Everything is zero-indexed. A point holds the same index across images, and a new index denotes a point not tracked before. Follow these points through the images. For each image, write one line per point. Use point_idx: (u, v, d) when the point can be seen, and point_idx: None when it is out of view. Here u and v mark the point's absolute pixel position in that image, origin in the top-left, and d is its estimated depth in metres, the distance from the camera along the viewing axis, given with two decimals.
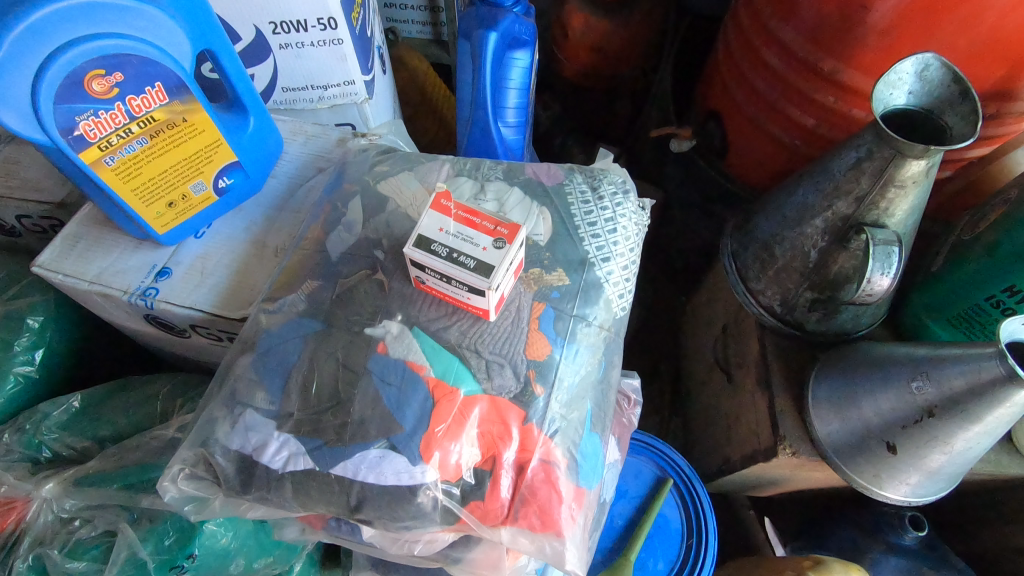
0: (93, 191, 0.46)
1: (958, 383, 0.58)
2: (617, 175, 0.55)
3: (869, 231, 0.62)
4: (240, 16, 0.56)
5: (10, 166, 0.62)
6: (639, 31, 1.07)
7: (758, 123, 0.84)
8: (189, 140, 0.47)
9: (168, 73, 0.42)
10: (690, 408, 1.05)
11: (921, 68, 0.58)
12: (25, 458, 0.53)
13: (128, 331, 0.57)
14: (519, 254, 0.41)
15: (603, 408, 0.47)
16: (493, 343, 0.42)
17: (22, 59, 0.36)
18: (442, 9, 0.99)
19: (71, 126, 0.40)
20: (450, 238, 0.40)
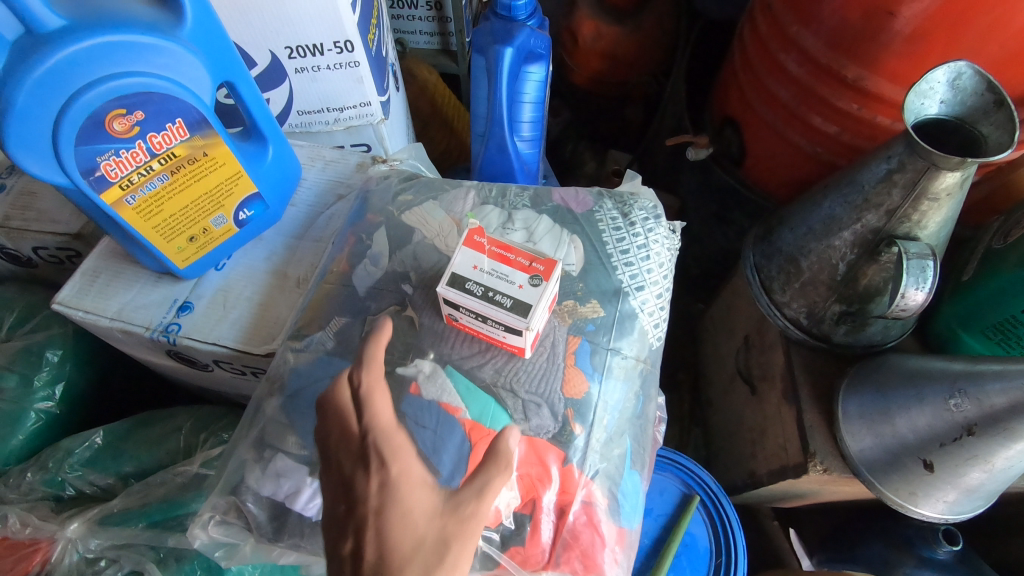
0: (113, 229, 0.45)
1: (999, 401, 0.56)
2: (647, 199, 0.57)
3: (901, 244, 0.60)
4: (255, 41, 0.55)
5: (26, 198, 0.62)
6: (651, 37, 1.05)
7: (777, 130, 0.82)
8: (211, 174, 0.46)
9: (189, 108, 0.41)
10: (711, 419, 1.04)
11: (953, 77, 0.56)
12: (49, 497, 0.53)
13: (148, 364, 0.57)
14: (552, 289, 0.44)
15: (642, 444, 0.49)
16: (527, 382, 0.45)
17: (44, 103, 0.35)
18: (451, 19, 0.98)
19: (92, 167, 0.39)
20: (487, 275, 0.42)
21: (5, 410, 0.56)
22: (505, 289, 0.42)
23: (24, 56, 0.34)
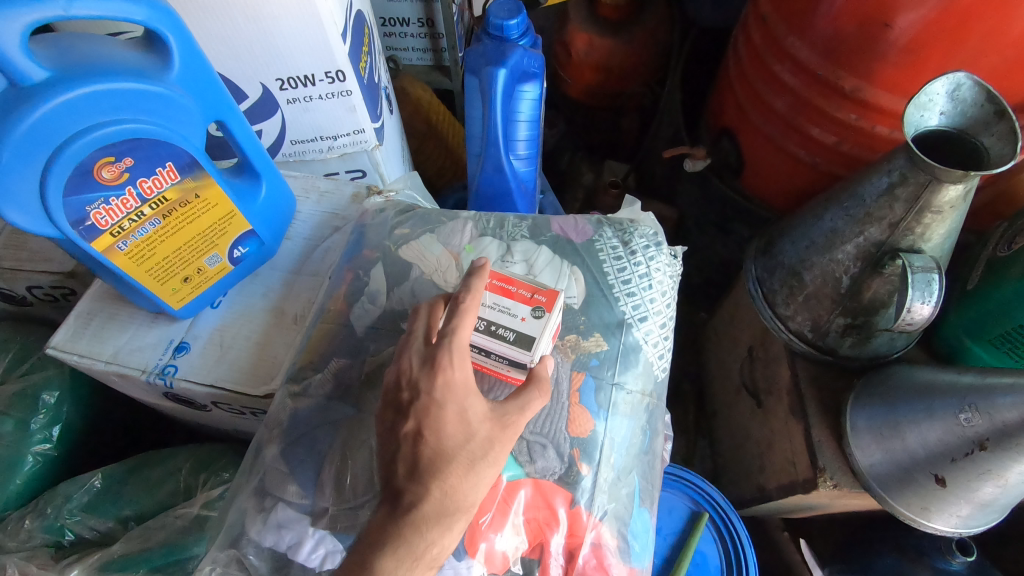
0: (106, 275, 0.45)
1: (1010, 415, 0.55)
2: (648, 226, 0.57)
3: (905, 257, 0.59)
4: (246, 75, 0.54)
5: (19, 237, 0.61)
6: (644, 48, 1.05)
7: (775, 141, 0.81)
8: (203, 215, 0.45)
9: (178, 151, 0.41)
10: (717, 431, 1.03)
11: (953, 88, 0.55)
12: (48, 543, 0.52)
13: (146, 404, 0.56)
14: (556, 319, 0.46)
15: (650, 480, 0.50)
16: (532, 422, 0.45)
17: (29, 156, 0.35)
18: (443, 36, 0.98)
19: (82, 217, 0.39)
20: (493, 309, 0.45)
21: (2, 455, 0.55)
22: (508, 322, 0.44)
23: (10, 109, 0.33)
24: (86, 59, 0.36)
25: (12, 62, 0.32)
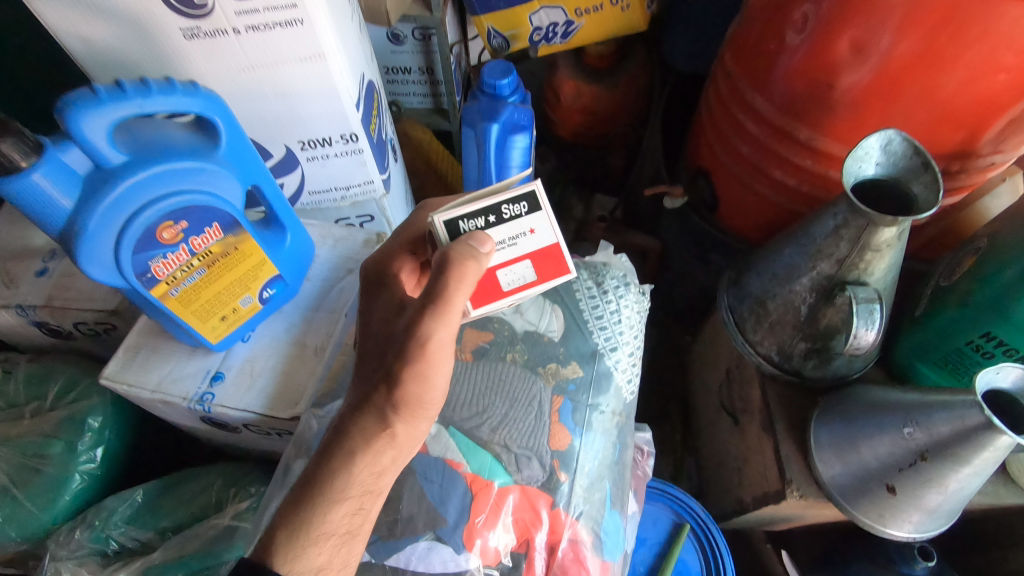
0: (158, 315, 0.53)
1: (944, 429, 0.62)
2: (618, 269, 0.68)
3: (850, 289, 0.67)
4: (271, 139, 0.62)
5: (67, 279, 0.68)
6: (627, 93, 1.14)
7: (744, 181, 0.89)
8: (240, 264, 0.53)
9: (224, 213, 0.49)
10: (702, 448, 1.09)
11: (885, 143, 0.64)
12: (94, 552, 0.58)
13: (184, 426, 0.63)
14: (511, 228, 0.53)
15: (622, 487, 0.58)
16: (519, 438, 0.54)
17: (108, 224, 0.43)
18: (441, 85, 1.07)
19: (145, 269, 0.47)
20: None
21: (52, 475, 0.62)
22: None
23: (97, 187, 0.42)
24: (153, 144, 0.45)
25: (100, 149, 0.41)
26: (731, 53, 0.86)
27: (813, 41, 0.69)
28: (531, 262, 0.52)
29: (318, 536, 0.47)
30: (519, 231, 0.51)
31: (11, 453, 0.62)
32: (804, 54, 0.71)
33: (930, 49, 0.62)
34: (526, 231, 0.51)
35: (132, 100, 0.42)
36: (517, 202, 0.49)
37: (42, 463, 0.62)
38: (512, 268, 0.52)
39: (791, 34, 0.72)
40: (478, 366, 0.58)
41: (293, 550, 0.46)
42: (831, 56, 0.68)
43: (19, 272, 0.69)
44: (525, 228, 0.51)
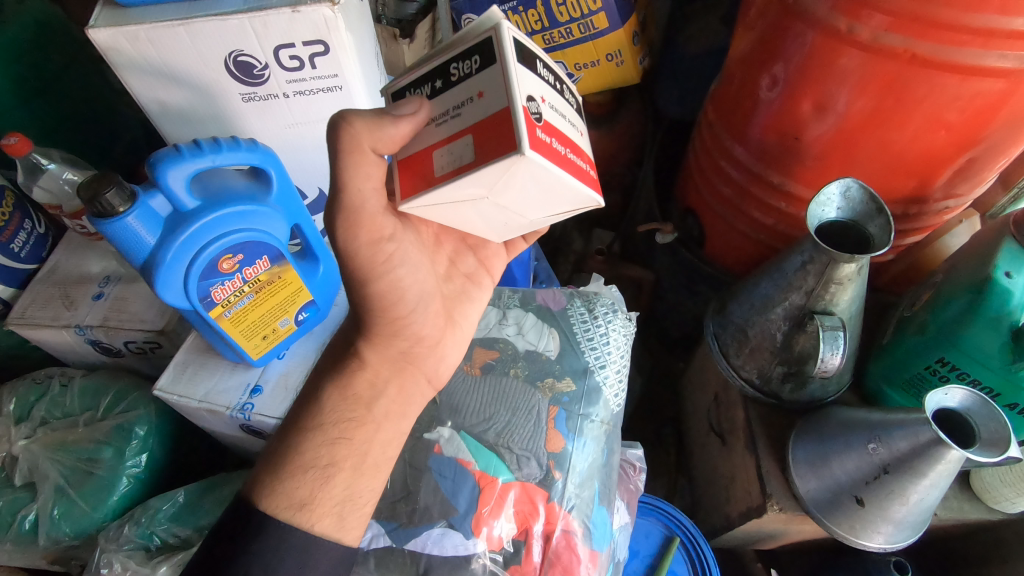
0: (212, 335, 0.62)
1: (902, 444, 0.69)
2: (608, 298, 0.77)
3: (819, 318, 0.75)
4: (307, 183, 0.76)
5: (120, 302, 0.77)
6: (623, 138, 1.24)
7: (728, 220, 0.98)
8: (282, 290, 0.63)
9: (271, 247, 0.59)
10: (694, 469, 1.15)
11: (845, 190, 0.74)
12: (139, 546, 0.65)
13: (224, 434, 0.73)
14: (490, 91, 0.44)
15: (609, 485, 0.66)
16: (520, 441, 0.62)
17: (181, 258, 0.54)
18: None
19: (206, 294, 0.57)
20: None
21: (102, 477, 0.70)
22: None
23: (175, 227, 0.53)
24: (219, 193, 0.56)
25: (179, 197, 0.53)
26: (713, 107, 0.94)
27: (781, 99, 0.77)
28: (472, 139, 0.43)
29: (302, 473, 0.51)
30: (467, 97, 0.44)
31: (66, 458, 0.70)
32: (774, 110, 0.78)
33: (879, 110, 0.70)
34: (473, 95, 0.43)
35: (205, 157, 0.52)
36: (466, 57, 0.45)
37: (93, 466, 0.70)
38: (452, 146, 0.44)
39: (764, 91, 0.78)
40: (486, 379, 0.67)
41: (274, 480, 0.50)
42: (796, 112, 0.76)
43: (78, 296, 0.78)
44: (472, 95, 0.44)
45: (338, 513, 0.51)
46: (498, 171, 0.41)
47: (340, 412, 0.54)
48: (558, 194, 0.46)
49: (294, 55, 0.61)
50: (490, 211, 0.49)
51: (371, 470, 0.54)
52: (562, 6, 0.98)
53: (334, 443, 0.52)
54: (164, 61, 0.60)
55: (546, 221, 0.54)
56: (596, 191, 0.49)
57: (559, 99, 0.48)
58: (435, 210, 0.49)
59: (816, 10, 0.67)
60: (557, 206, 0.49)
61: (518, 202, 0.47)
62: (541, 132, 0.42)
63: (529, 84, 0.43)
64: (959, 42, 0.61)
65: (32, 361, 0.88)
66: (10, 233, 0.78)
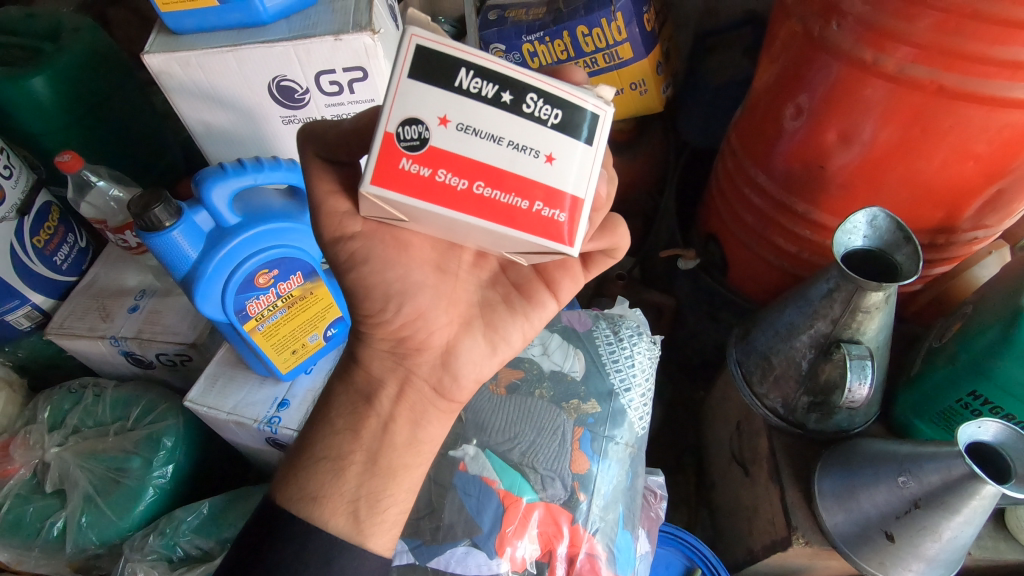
0: (244, 348, 0.66)
1: (934, 479, 0.67)
2: (633, 320, 0.77)
3: (845, 346, 0.74)
4: None
5: (154, 315, 0.79)
6: (645, 165, 1.25)
7: (752, 248, 0.98)
8: (313, 306, 0.66)
9: (305, 264, 0.63)
10: (715, 499, 1.13)
11: (870, 219, 0.74)
12: (162, 557, 0.67)
13: (252, 449, 0.75)
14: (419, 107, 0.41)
15: (633, 509, 0.66)
16: (545, 460, 0.62)
17: (220, 272, 0.58)
18: None
19: (242, 307, 0.61)
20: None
21: (131, 486, 0.71)
22: None
23: (216, 242, 0.57)
24: (259, 210, 0.60)
25: (221, 213, 0.56)
26: (736, 136, 0.94)
27: (805, 129, 0.77)
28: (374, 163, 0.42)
29: (314, 465, 0.50)
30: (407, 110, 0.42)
31: (96, 466, 0.72)
32: (798, 139, 0.79)
33: (905, 141, 0.70)
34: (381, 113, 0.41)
35: (247, 174, 0.56)
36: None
37: (122, 475, 0.72)
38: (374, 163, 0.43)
39: (788, 121, 0.79)
40: (512, 399, 0.67)
41: (288, 474, 0.51)
42: (821, 142, 0.77)
43: (114, 308, 0.81)
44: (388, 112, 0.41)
45: (353, 510, 0.49)
46: (365, 203, 0.41)
47: (344, 406, 0.53)
48: (462, 224, 0.40)
49: (334, 80, 0.64)
50: (439, 233, 0.45)
51: (383, 469, 0.51)
52: (588, 37, 1.01)
53: (340, 435, 0.51)
54: (211, 85, 0.63)
55: (529, 256, 0.45)
56: (532, 234, 0.40)
57: (506, 113, 0.38)
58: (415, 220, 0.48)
59: (841, 43, 0.68)
60: (494, 237, 0.42)
61: (440, 226, 0.43)
62: (410, 160, 0.39)
63: (424, 103, 0.38)
64: (986, 74, 0.61)
65: (66, 371, 0.90)
66: (54, 246, 0.82)
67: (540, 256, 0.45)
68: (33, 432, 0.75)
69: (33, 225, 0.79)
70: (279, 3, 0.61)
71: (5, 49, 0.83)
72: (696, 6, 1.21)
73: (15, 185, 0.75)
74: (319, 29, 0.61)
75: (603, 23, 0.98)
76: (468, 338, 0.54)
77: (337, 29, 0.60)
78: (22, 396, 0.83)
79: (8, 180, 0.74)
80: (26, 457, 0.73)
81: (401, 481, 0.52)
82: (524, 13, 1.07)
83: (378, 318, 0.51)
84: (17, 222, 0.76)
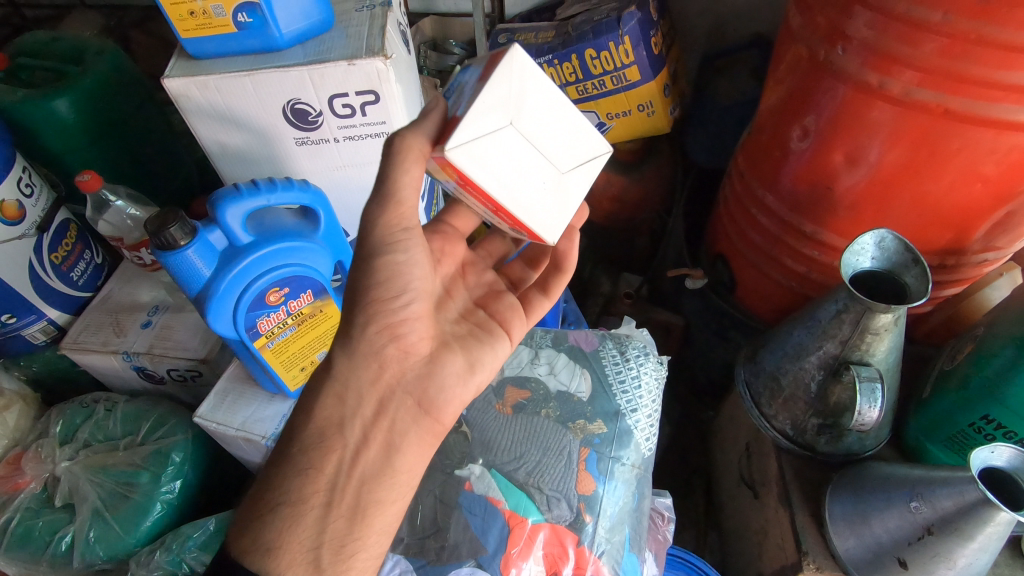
0: (252, 365, 0.67)
1: (947, 504, 0.66)
2: (639, 340, 0.77)
3: (855, 368, 0.73)
4: (349, 223, 0.81)
5: (166, 331, 0.80)
6: (653, 184, 1.25)
7: (760, 268, 0.98)
8: (321, 323, 0.68)
9: (315, 282, 0.65)
10: (724, 522, 1.11)
11: (879, 240, 0.74)
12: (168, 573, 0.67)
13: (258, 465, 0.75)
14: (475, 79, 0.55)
15: (639, 532, 0.66)
16: (551, 481, 0.62)
17: (233, 289, 0.59)
18: None
19: (253, 324, 0.62)
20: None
21: (139, 501, 0.72)
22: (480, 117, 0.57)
23: (229, 260, 0.58)
24: (272, 229, 0.61)
25: (234, 232, 0.58)
26: (744, 157, 0.95)
27: (812, 150, 0.78)
28: (477, 84, 0.52)
29: (270, 514, 0.50)
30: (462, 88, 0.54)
31: (105, 481, 0.72)
32: (805, 161, 0.80)
33: (912, 163, 0.70)
34: (463, 83, 0.55)
35: (261, 195, 0.57)
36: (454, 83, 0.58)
37: (130, 490, 0.72)
38: (465, 98, 0.52)
39: (795, 142, 0.80)
40: (517, 418, 0.67)
41: (244, 527, 0.50)
42: (828, 163, 0.77)
43: (128, 323, 0.82)
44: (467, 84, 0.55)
45: (312, 559, 0.50)
46: (509, 62, 0.50)
47: (310, 440, 0.53)
48: (558, 112, 0.54)
49: (347, 103, 0.65)
50: (517, 151, 0.52)
51: (348, 509, 0.52)
52: (596, 59, 1.03)
53: (302, 476, 0.52)
54: (228, 107, 0.65)
55: (576, 187, 0.56)
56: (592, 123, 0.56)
57: None
58: (483, 160, 0.50)
59: (846, 67, 0.69)
60: (569, 138, 0.55)
61: (534, 126, 0.53)
62: None
63: None
64: (992, 98, 0.61)
65: (78, 386, 0.91)
66: (71, 263, 0.83)
67: (584, 188, 0.56)
68: (44, 446, 0.75)
69: (52, 242, 0.80)
70: (296, 28, 0.63)
71: (28, 70, 0.84)
72: (703, 29, 1.23)
73: (36, 204, 0.77)
74: (333, 54, 0.62)
75: (611, 46, 1.00)
76: (449, 355, 0.58)
77: (351, 54, 0.62)
78: (36, 409, 0.84)
79: (29, 199, 0.76)
80: (37, 470, 0.74)
81: (371, 523, 0.53)
82: (534, 36, 1.09)
83: (387, 304, 0.53)
84: (37, 239, 0.78)
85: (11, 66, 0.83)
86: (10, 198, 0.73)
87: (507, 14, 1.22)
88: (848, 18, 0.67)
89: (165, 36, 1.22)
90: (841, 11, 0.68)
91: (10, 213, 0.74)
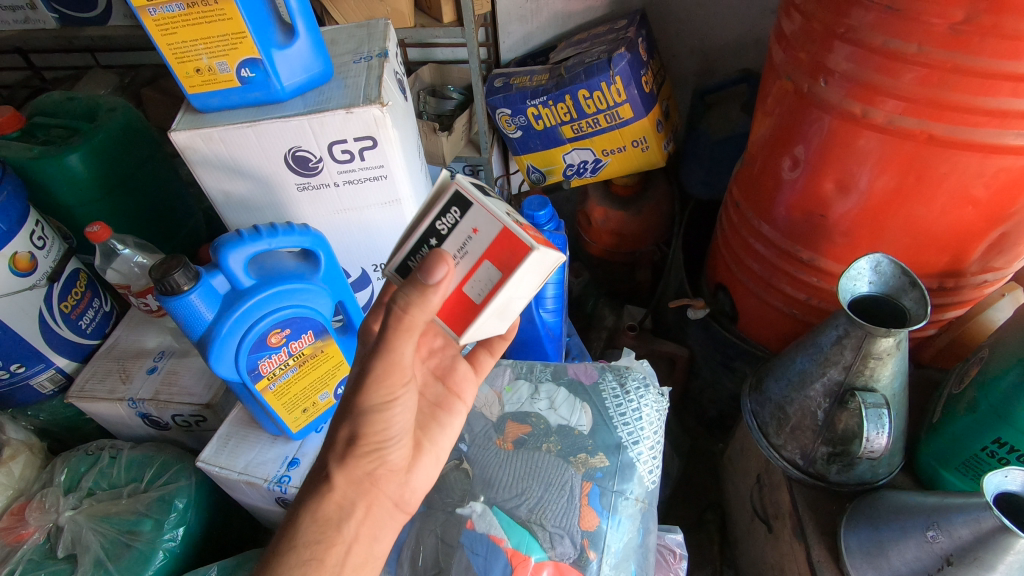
0: (254, 406, 0.69)
1: (965, 532, 0.63)
2: (640, 371, 0.77)
3: (860, 395, 0.73)
4: (352, 265, 0.83)
5: (172, 376, 0.81)
6: (652, 217, 1.27)
7: (761, 296, 0.98)
8: (324, 364, 0.70)
9: (317, 324, 0.67)
10: (741, 558, 1.08)
11: (874, 265, 0.74)
12: None
13: (252, 508, 0.77)
14: (457, 221, 0.52)
15: (645, 566, 0.65)
16: (553, 518, 0.61)
17: (234, 333, 0.61)
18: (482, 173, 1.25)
19: (255, 367, 0.64)
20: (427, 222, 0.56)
21: (141, 549, 0.71)
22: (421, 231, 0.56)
23: (231, 304, 0.60)
24: (273, 272, 0.63)
25: (237, 276, 0.60)
26: (738, 189, 0.97)
27: (803, 179, 0.79)
28: (489, 262, 0.51)
29: None
30: (465, 237, 0.52)
31: (107, 529, 0.72)
32: (797, 190, 0.81)
33: (902, 188, 0.71)
34: (465, 233, 0.52)
35: (262, 240, 0.59)
36: (447, 212, 0.52)
37: (132, 539, 0.72)
38: (476, 276, 0.52)
39: (786, 174, 0.82)
40: (518, 454, 0.67)
41: None
42: (820, 192, 0.78)
43: (134, 370, 0.83)
44: (468, 232, 0.52)
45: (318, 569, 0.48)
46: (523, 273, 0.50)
47: (304, 509, 0.50)
48: (537, 270, 0.54)
49: (346, 149, 0.68)
50: (509, 306, 0.57)
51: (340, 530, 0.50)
52: (589, 99, 1.06)
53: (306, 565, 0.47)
54: (231, 156, 0.68)
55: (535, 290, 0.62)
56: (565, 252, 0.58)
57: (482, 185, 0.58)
58: (480, 328, 0.56)
59: (830, 98, 0.71)
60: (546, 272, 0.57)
61: (527, 285, 0.55)
62: (521, 228, 0.53)
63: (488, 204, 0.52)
64: (975, 123, 0.63)
65: (86, 432, 0.92)
66: (80, 310, 0.85)
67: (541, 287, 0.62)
68: (49, 495, 0.75)
69: (62, 291, 0.82)
70: (296, 81, 0.66)
71: (44, 128, 0.88)
72: (693, 67, 1.27)
73: (47, 255, 0.80)
74: (332, 104, 0.65)
75: (603, 87, 1.03)
76: (422, 458, 0.58)
77: (349, 103, 0.65)
78: (41, 458, 0.84)
79: (41, 250, 0.79)
80: (41, 520, 0.73)
81: None
82: (529, 80, 1.13)
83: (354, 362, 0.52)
84: (47, 288, 0.80)
85: (28, 125, 0.87)
86: (23, 249, 0.76)
87: (503, 60, 1.27)
88: (828, 52, 0.69)
89: (174, 91, 1.27)
90: (820, 46, 0.70)
91: (23, 265, 0.76)
